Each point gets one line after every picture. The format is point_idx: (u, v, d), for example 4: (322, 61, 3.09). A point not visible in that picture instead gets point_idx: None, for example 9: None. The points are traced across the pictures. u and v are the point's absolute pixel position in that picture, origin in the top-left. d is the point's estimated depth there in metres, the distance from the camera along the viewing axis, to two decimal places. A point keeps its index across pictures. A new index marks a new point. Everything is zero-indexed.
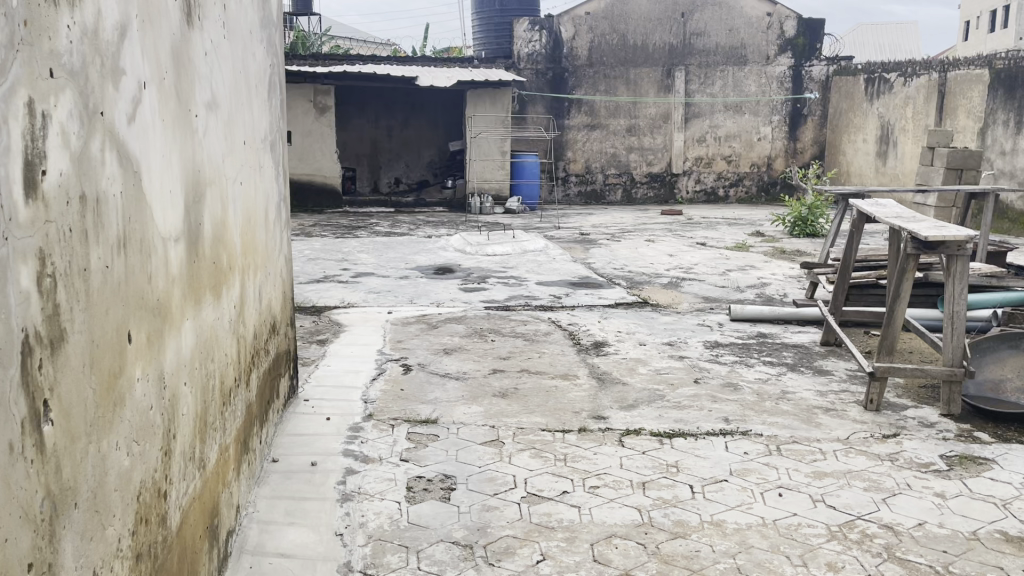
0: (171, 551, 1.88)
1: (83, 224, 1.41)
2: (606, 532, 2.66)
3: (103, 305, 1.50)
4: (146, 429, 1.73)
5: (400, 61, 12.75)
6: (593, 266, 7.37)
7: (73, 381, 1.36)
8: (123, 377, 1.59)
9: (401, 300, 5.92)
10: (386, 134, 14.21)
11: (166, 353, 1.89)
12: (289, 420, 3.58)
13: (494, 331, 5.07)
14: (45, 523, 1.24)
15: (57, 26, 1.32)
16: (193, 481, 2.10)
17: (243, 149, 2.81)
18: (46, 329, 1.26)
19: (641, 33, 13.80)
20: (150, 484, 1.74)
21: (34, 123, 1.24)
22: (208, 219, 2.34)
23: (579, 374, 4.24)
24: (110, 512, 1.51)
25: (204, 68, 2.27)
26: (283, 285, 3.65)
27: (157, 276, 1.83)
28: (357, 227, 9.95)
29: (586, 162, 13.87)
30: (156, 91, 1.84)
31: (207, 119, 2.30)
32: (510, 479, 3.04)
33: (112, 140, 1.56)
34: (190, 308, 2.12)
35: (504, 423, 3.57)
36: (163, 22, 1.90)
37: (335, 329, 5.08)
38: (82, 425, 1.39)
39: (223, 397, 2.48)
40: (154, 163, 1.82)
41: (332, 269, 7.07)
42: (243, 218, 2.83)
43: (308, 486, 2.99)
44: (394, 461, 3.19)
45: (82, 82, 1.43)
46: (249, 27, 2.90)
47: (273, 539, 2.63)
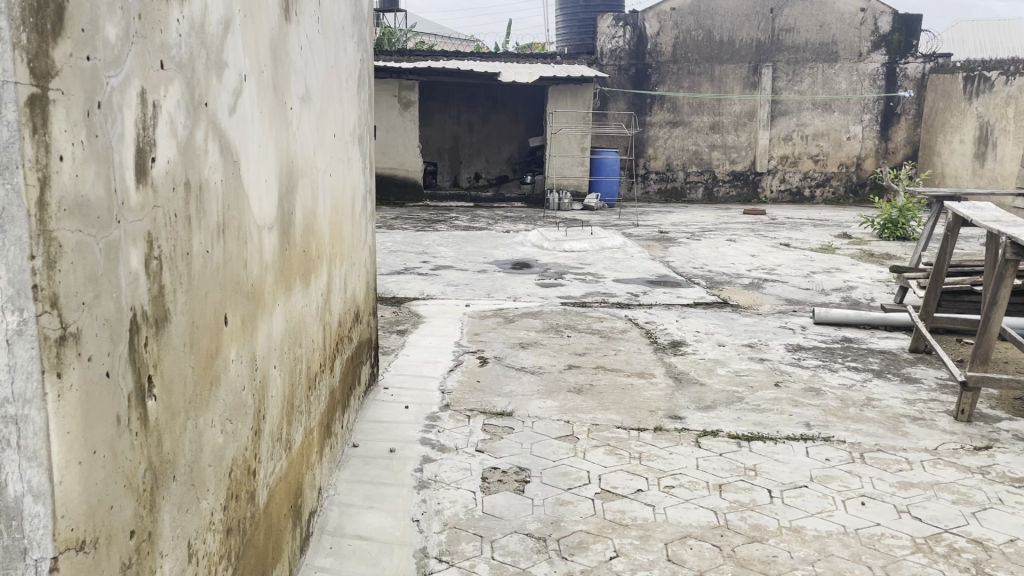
0: (258, 525, 1.95)
1: (187, 209, 1.48)
2: (681, 532, 2.64)
3: (202, 288, 1.56)
4: (239, 409, 1.81)
5: (483, 57, 12.87)
6: (672, 264, 7.27)
7: (175, 359, 1.42)
8: (219, 357, 1.66)
9: (478, 294, 5.97)
10: (467, 130, 14.37)
11: (259, 334, 1.97)
12: (371, 407, 3.67)
13: (570, 327, 5.06)
14: (147, 493, 1.30)
15: (167, 20, 1.38)
16: (280, 460, 2.18)
17: (334, 140, 2.90)
18: (152, 308, 1.32)
19: (728, 29, 13.61)
20: (240, 461, 1.81)
21: (146, 112, 1.31)
22: (301, 209, 2.43)
23: (656, 372, 4.20)
24: (204, 486, 1.57)
25: (299, 63, 2.34)
26: (367, 276, 3.73)
27: (252, 262, 1.90)
28: (436, 220, 10.09)
29: (667, 159, 13.71)
30: (255, 83, 1.91)
31: (301, 112, 2.38)
32: (584, 474, 3.04)
33: (215, 130, 1.63)
34: (281, 294, 2.20)
35: (579, 419, 3.57)
36: (263, 17, 1.96)
37: (415, 320, 5.17)
38: (182, 401, 1.46)
39: (310, 381, 2.57)
40: (252, 154, 1.90)
41: (412, 261, 7.19)
42: (332, 208, 2.91)
43: (386, 471, 3.05)
44: (470, 451, 3.23)
45: (189, 73, 1.49)
46: (343, 23, 2.98)
47: (353, 521, 2.70)
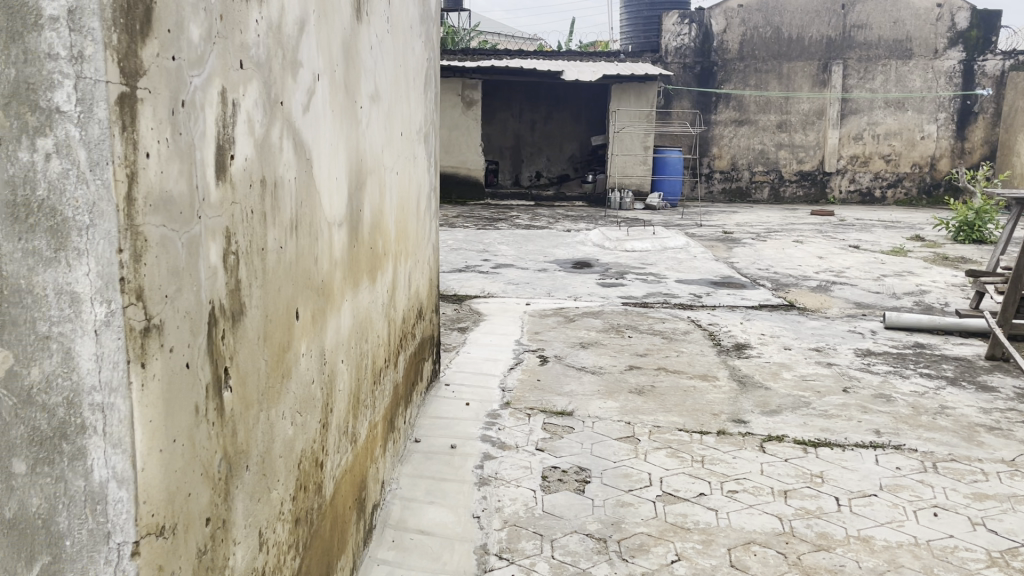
0: (324, 517, 1.99)
1: (262, 206, 1.51)
2: (744, 538, 2.59)
3: (276, 283, 1.60)
4: (309, 402, 1.84)
5: (546, 56, 12.86)
6: (737, 265, 7.16)
7: (249, 352, 1.46)
8: (290, 351, 1.69)
9: (539, 293, 5.97)
10: (529, 128, 14.39)
11: (328, 329, 2.00)
12: (433, 403, 3.71)
13: (632, 327, 5.03)
14: (222, 482, 1.33)
15: (247, 21, 1.42)
16: (346, 453, 2.22)
17: (401, 139, 2.93)
18: (229, 302, 1.36)
19: (797, 25, 13.32)
20: (309, 453, 1.85)
21: (226, 111, 1.34)
22: (369, 206, 2.47)
23: (719, 375, 4.14)
24: (275, 477, 1.61)
25: (369, 62, 2.37)
26: (430, 274, 3.76)
27: (322, 258, 1.93)
28: (497, 219, 10.13)
29: (732, 159, 13.49)
30: (328, 83, 1.94)
31: (370, 111, 2.41)
32: (645, 476, 3.01)
33: (290, 129, 1.67)
34: (349, 289, 2.24)
35: (640, 421, 3.54)
36: (336, 17, 2.00)
37: (476, 318, 5.20)
38: (256, 392, 1.49)
39: (375, 376, 2.61)
40: (324, 152, 1.93)
41: (473, 259, 7.23)
42: (398, 205, 2.95)
43: (447, 467, 3.08)
44: (531, 449, 3.23)
45: (267, 74, 1.52)
46: (411, 22, 3.01)
47: (414, 516, 2.73)
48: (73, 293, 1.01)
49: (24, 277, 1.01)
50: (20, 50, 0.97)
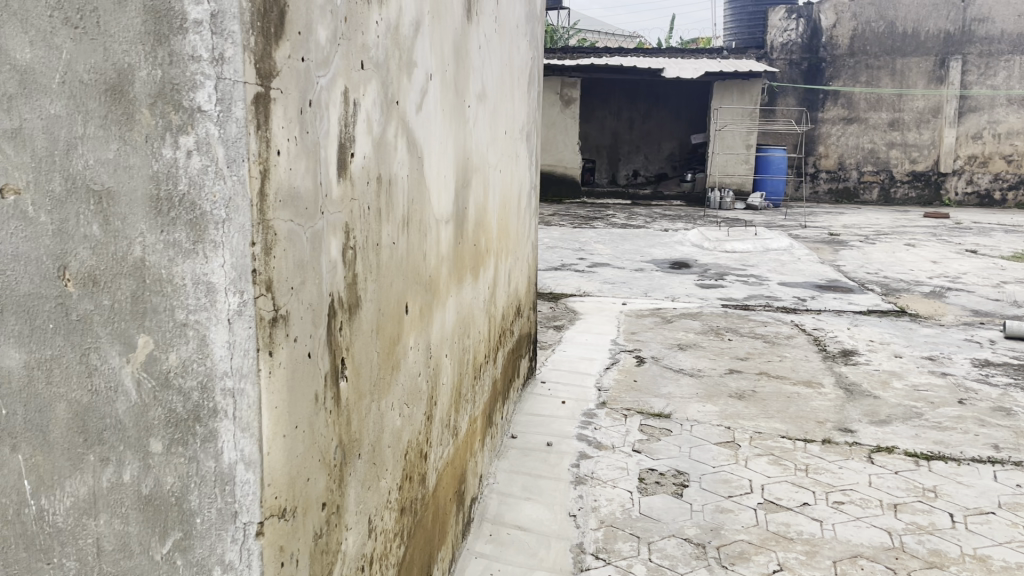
0: (427, 508, 2.03)
1: (378, 203, 1.56)
2: (851, 551, 2.50)
3: (388, 277, 1.64)
4: (415, 394, 1.88)
5: (647, 53, 12.73)
6: (843, 269, 6.91)
7: (363, 344, 1.50)
8: (400, 344, 1.74)
9: (636, 292, 5.93)
10: (628, 126, 14.27)
11: (434, 323, 2.04)
12: (528, 400, 3.73)
13: (732, 330, 4.92)
14: (337, 469, 1.38)
15: (368, 22, 1.45)
16: (448, 446, 2.26)
17: (504, 137, 2.95)
18: (347, 295, 1.40)
19: (912, 19, 12.77)
20: (414, 445, 1.89)
21: (348, 111, 1.38)
22: (474, 203, 2.50)
23: (824, 382, 4.01)
24: (383, 467, 1.65)
25: (477, 61, 2.40)
26: (529, 271, 3.78)
27: (430, 254, 1.97)
28: (593, 218, 10.10)
29: (840, 158, 13.00)
30: (439, 82, 1.97)
31: (477, 110, 2.44)
32: (746, 483, 2.95)
33: (404, 129, 1.71)
34: (454, 285, 2.27)
35: (741, 426, 3.47)
36: (449, 18, 2.03)
37: (571, 316, 5.19)
38: (369, 383, 1.54)
39: (476, 371, 2.64)
40: (434, 150, 1.97)
41: (569, 257, 7.24)
42: (501, 202, 2.98)
43: (543, 464, 3.09)
44: (627, 450, 3.21)
45: (384, 74, 1.56)
46: (517, 21, 3.03)
47: (511, 511, 2.75)
48: (210, 283, 1.06)
49: (165, 267, 1.07)
50: (167, 52, 1.02)
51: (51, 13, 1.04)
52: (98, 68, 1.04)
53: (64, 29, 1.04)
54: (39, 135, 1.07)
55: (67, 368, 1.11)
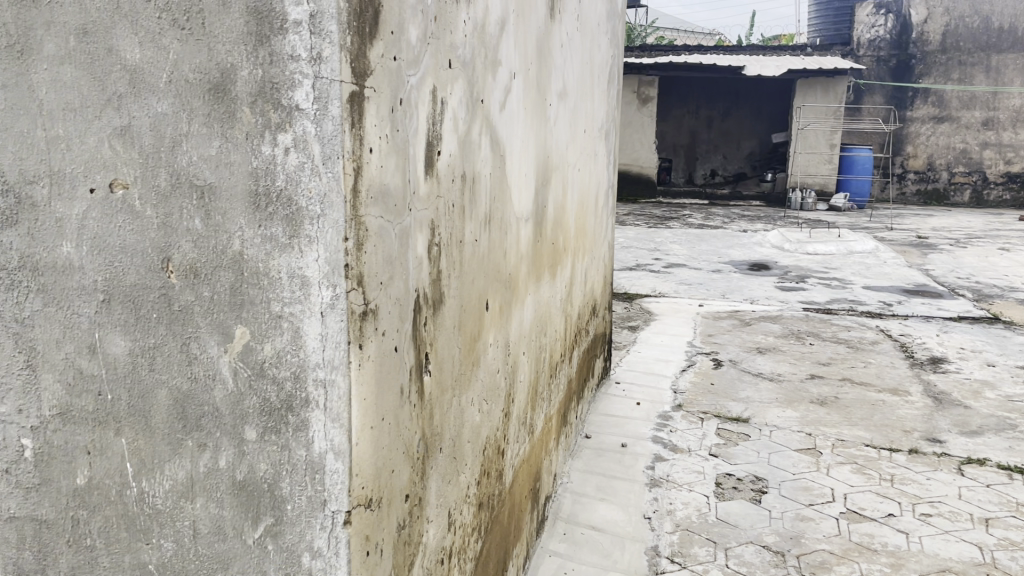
0: (504, 504, 2.04)
1: (462, 200, 1.57)
2: (938, 565, 2.41)
3: (471, 274, 1.66)
4: (494, 390, 1.90)
5: (728, 50, 12.53)
6: (932, 273, 6.66)
7: (446, 339, 1.52)
8: (480, 341, 1.75)
9: (713, 294, 5.83)
10: (706, 125, 14.06)
11: (512, 321, 2.05)
12: (603, 400, 3.72)
13: (813, 334, 4.79)
14: (420, 463, 1.40)
15: (456, 21, 1.47)
16: (525, 444, 2.27)
17: (584, 136, 2.94)
18: (431, 292, 1.42)
19: (1009, 14, 12.23)
20: (493, 441, 1.91)
21: (436, 109, 1.40)
22: (553, 202, 2.50)
23: (911, 390, 3.87)
24: (463, 461, 1.67)
25: (559, 60, 2.40)
26: (605, 270, 3.76)
27: (510, 251, 1.98)
28: (669, 218, 9.98)
29: (929, 158, 12.50)
30: (523, 80, 1.98)
31: (558, 109, 2.44)
32: (827, 491, 2.87)
33: (488, 127, 1.72)
34: (533, 283, 2.28)
35: (823, 433, 3.37)
36: (533, 16, 2.03)
37: (647, 317, 5.15)
38: (450, 377, 1.56)
39: (552, 370, 2.64)
40: (516, 148, 1.98)
41: (644, 258, 7.17)
42: (579, 202, 2.97)
43: (618, 465, 3.08)
44: (704, 454, 3.16)
45: (471, 72, 1.58)
46: (598, 19, 3.01)
47: (585, 511, 2.74)
48: (304, 277, 1.09)
49: (262, 261, 1.11)
50: (267, 52, 1.06)
51: (160, 14, 1.08)
52: (203, 68, 1.08)
53: (171, 30, 1.08)
54: (147, 131, 1.11)
55: (169, 356, 1.15)
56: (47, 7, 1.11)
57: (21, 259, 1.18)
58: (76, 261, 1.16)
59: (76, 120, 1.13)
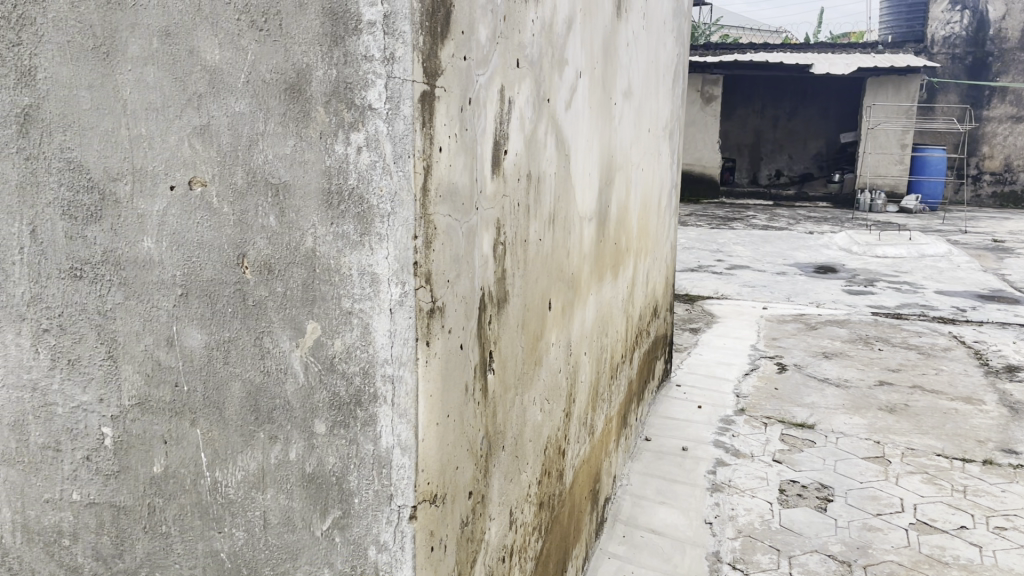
0: (564, 504, 2.04)
1: (527, 200, 1.58)
2: None
3: (535, 274, 1.66)
4: (556, 390, 1.90)
5: (795, 49, 12.28)
6: (1008, 278, 6.42)
7: (510, 338, 1.53)
8: (543, 340, 1.75)
9: (777, 297, 5.73)
10: (771, 125, 13.81)
11: (575, 321, 2.05)
12: (663, 403, 3.68)
13: (882, 339, 4.67)
14: (483, 460, 1.40)
15: (524, 20, 1.47)
16: (585, 444, 2.26)
17: (648, 135, 2.92)
18: (496, 290, 1.43)
19: None
20: (554, 441, 1.91)
21: (503, 108, 1.41)
22: (616, 202, 2.49)
23: (986, 399, 3.73)
24: (525, 460, 1.67)
25: (625, 59, 2.39)
26: (667, 271, 3.72)
27: (573, 251, 1.98)
28: (732, 218, 9.82)
29: (1006, 159, 12.06)
30: (589, 80, 1.98)
31: (622, 108, 2.43)
32: (896, 501, 2.79)
33: (554, 126, 1.72)
34: (595, 283, 2.27)
35: (891, 441, 3.28)
36: (599, 15, 2.03)
37: (709, 319, 5.08)
38: (514, 375, 1.56)
39: (613, 371, 2.63)
40: (581, 147, 1.97)
41: (707, 259, 7.08)
42: (642, 202, 2.95)
43: (678, 469, 3.04)
44: (767, 460, 3.10)
45: (538, 71, 1.58)
46: (664, 18, 2.98)
47: (645, 514, 2.72)
48: (374, 274, 1.11)
49: (333, 257, 1.13)
50: (342, 52, 1.07)
51: (239, 17, 1.10)
52: (279, 68, 1.10)
53: (249, 32, 1.11)
54: (225, 130, 1.14)
55: (243, 349, 1.18)
56: (131, 10, 1.15)
57: (104, 254, 1.22)
58: (156, 256, 1.20)
59: (158, 119, 1.16)
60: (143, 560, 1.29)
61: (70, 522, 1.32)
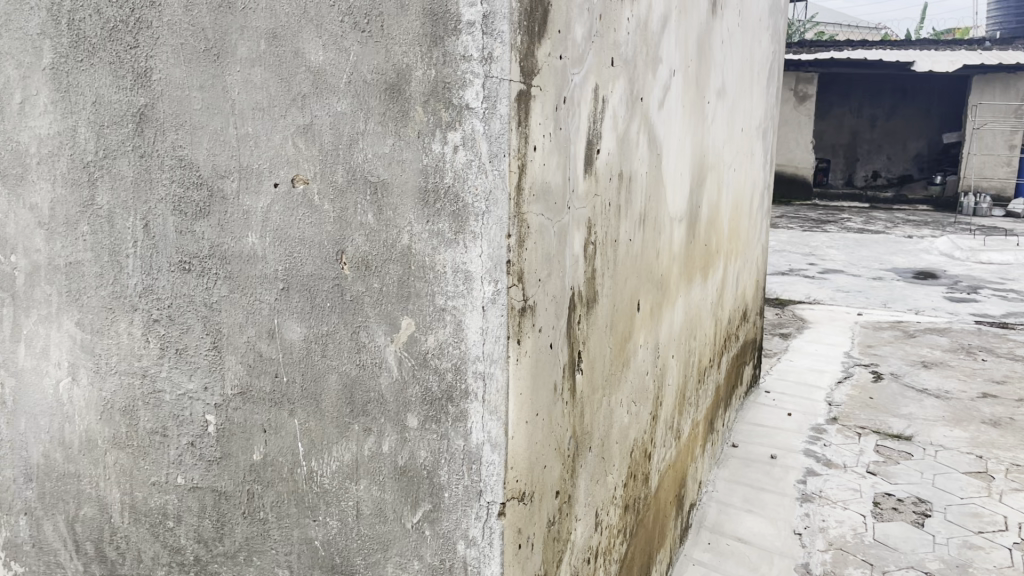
0: (649, 508, 2.02)
1: (619, 199, 1.56)
2: None
3: (624, 274, 1.65)
4: (643, 392, 1.88)
5: (895, 46, 11.80)
6: None
7: (599, 339, 1.52)
8: (631, 341, 1.74)
9: (873, 303, 5.53)
10: (868, 124, 13.33)
11: (663, 322, 2.02)
12: (751, 409, 3.60)
13: (986, 350, 4.45)
14: (570, 460, 1.40)
15: (620, 19, 1.46)
16: (671, 448, 2.23)
17: (741, 135, 2.86)
18: (587, 290, 1.42)
19: None
20: (640, 444, 1.89)
21: (597, 107, 1.40)
22: (707, 203, 2.44)
23: None
24: (611, 463, 1.66)
25: (719, 57, 2.34)
26: (757, 274, 3.63)
27: (663, 252, 1.95)
28: (825, 221, 9.52)
29: None
30: (682, 79, 1.95)
31: (716, 107, 2.38)
32: (1000, 519, 2.65)
33: (646, 126, 1.70)
34: (684, 285, 2.24)
35: (996, 456, 3.12)
36: (694, 12, 1.99)
37: (800, 324, 4.95)
38: (601, 377, 1.55)
39: (700, 375, 2.58)
40: (673, 147, 1.94)
41: (798, 262, 6.90)
42: (733, 203, 2.88)
43: (767, 477, 2.97)
44: (860, 471, 3.00)
45: (632, 70, 1.57)
46: (760, 15, 2.91)
47: (731, 522, 2.66)
48: (467, 272, 1.12)
49: (428, 255, 1.15)
50: (441, 52, 1.09)
51: (343, 18, 1.13)
52: (380, 69, 1.13)
53: (352, 33, 1.13)
54: (327, 130, 1.17)
55: (340, 343, 1.21)
56: (241, 13, 1.19)
57: (211, 248, 1.28)
58: (259, 251, 1.24)
59: (264, 119, 1.21)
60: (242, 544, 1.35)
61: (175, 504, 1.38)
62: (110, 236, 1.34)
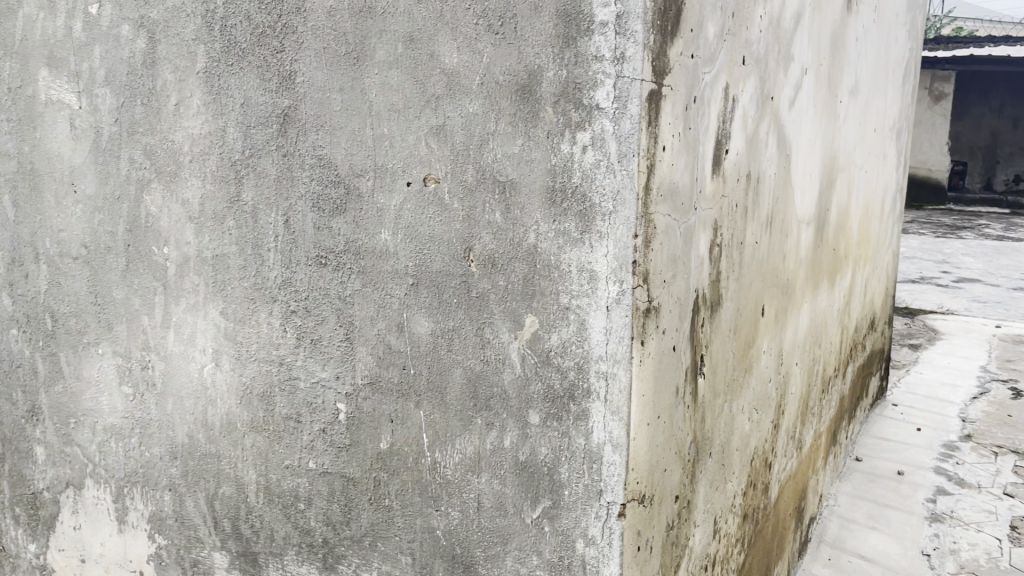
0: (768, 519, 1.96)
1: (745, 201, 1.53)
2: None
3: (749, 278, 1.61)
4: (765, 399, 1.83)
5: None
6: None
7: (722, 343, 1.49)
8: (754, 347, 1.70)
9: (1013, 314, 5.18)
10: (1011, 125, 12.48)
11: (787, 328, 1.96)
12: (877, 422, 3.45)
13: None
14: (690, 465, 1.38)
15: (752, 17, 1.43)
16: (792, 458, 2.16)
17: (874, 135, 2.74)
18: (711, 293, 1.40)
19: None
20: (760, 452, 1.84)
21: (727, 106, 1.37)
22: (836, 206, 2.36)
23: None
24: (731, 470, 1.63)
25: (853, 54, 2.26)
26: (887, 282, 3.47)
27: (789, 256, 1.89)
28: (961, 227, 8.98)
29: None
30: (814, 77, 1.88)
31: (847, 106, 2.29)
32: None
33: (776, 125, 1.65)
34: (810, 291, 2.16)
35: None
36: (828, 8, 1.92)
37: (931, 335, 4.70)
38: (724, 381, 1.52)
39: (824, 385, 2.49)
40: (802, 147, 1.88)
41: (931, 270, 6.55)
42: (864, 206, 2.77)
43: (893, 494, 2.83)
44: (997, 493, 2.81)
45: (763, 68, 1.53)
46: (897, 10, 2.78)
47: (854, 538, 2.56)
48: (593, 271, 1.13)
49: (554, 254, 1.16)
50: (573, 53, 1.10)
51: (477, 21, 1.16)
52: (513, 70, 1.15)
53: (486, 35, 1.16)
54: (459, 131, 1.20)
55: (465, 338, 1.24)
56: (381, 18, 1.23)
57: (347, 243, 1.33)
58: (391, 247, 1.29)
59: (399, 120, 1.25)
60: (368, 530, 1.40)
61: (306, 488, 1.45)
62: (253, 231, 1.42)
